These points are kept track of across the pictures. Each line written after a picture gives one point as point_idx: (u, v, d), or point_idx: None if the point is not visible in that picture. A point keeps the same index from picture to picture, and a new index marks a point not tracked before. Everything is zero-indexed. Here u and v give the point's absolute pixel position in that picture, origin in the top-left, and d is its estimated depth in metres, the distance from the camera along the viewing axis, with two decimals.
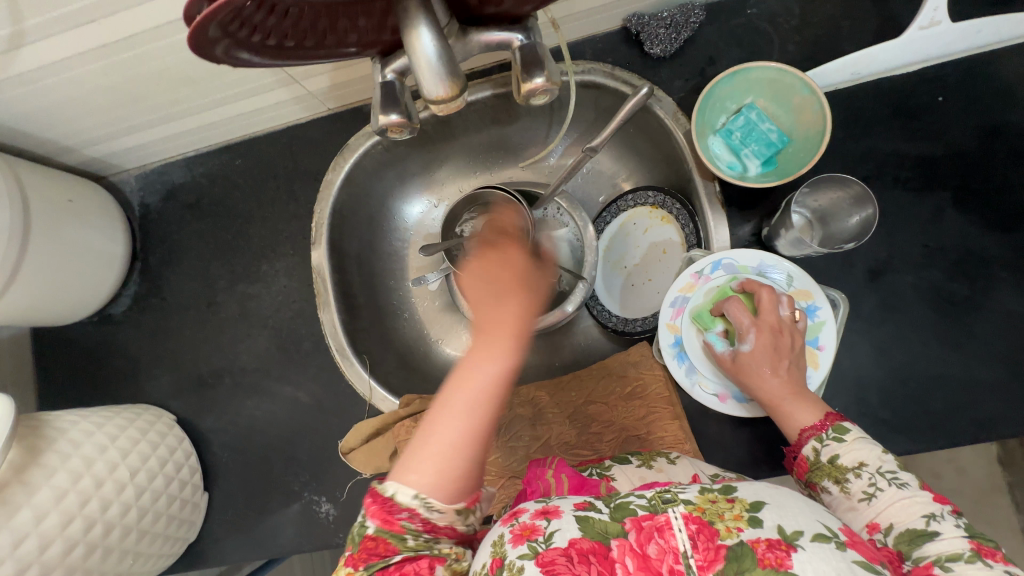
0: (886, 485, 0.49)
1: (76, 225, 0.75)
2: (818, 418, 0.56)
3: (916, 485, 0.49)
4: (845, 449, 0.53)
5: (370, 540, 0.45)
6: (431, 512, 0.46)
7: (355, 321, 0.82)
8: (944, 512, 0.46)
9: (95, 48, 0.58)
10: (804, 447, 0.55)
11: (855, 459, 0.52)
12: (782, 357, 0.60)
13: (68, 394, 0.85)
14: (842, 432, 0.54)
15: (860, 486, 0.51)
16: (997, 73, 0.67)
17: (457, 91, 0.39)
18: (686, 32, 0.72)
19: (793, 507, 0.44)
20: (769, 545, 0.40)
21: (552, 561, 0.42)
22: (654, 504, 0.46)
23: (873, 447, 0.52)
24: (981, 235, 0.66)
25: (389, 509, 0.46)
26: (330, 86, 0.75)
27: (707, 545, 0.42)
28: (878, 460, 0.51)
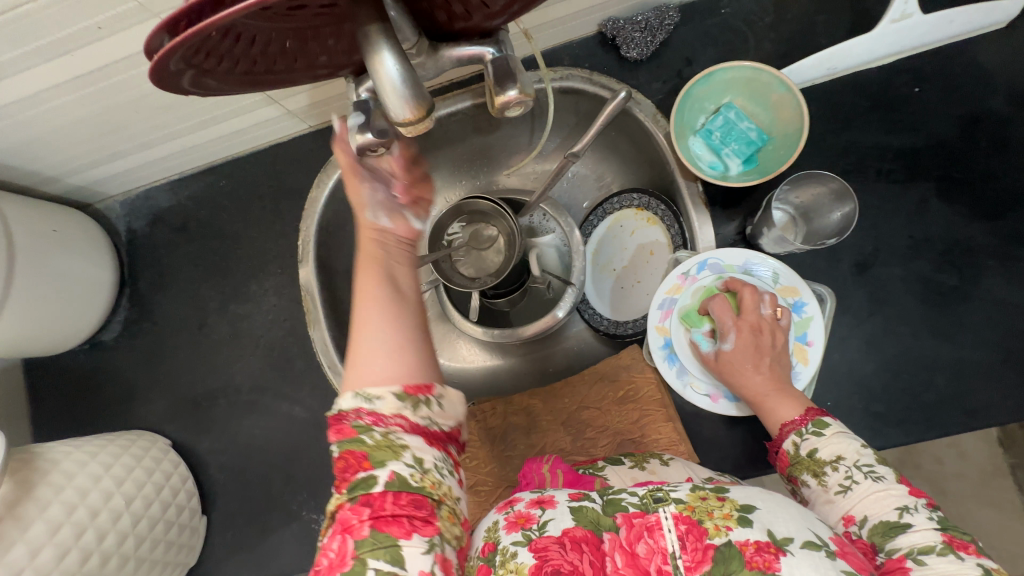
0: (862, 478, 0.49)
1: (61, 254, 0.75)
2: (800, 412, 0.56)
3: (892, 478, 0.48)
4: (823, 442, 0.52)
5: (339, 459, 0.43)
6: (372, 403, 0.43)
7: (346, 337, 0.82)
8: (917, 504, 0.46)
9: (70, 79, 0.58)
10: (784, 441, 0.55)
11: (833, 452, 0.51)
12: (765, 355, 0.60)
13: (62, 424, 0.85)
14: (823, 427, 0.53)
15: (836, 479, 0.50)
16: (973, 62, 0.68)
17: (423, 112, 0.39)
18: (662, 35, 0.72)
19: (784, 512, 0.43)
20: (758, 549, 0.40)
21: (545, 548, 0.43)
22: (645, 502, 0.46)
23: (852, 439, 0.52)
24: (966, 223, 0.66)
25: (341, 420, 0.44)
26: (310, 104, 0.75)
27: (696, 545, 0.42)
28: (855, 452, 0.50)
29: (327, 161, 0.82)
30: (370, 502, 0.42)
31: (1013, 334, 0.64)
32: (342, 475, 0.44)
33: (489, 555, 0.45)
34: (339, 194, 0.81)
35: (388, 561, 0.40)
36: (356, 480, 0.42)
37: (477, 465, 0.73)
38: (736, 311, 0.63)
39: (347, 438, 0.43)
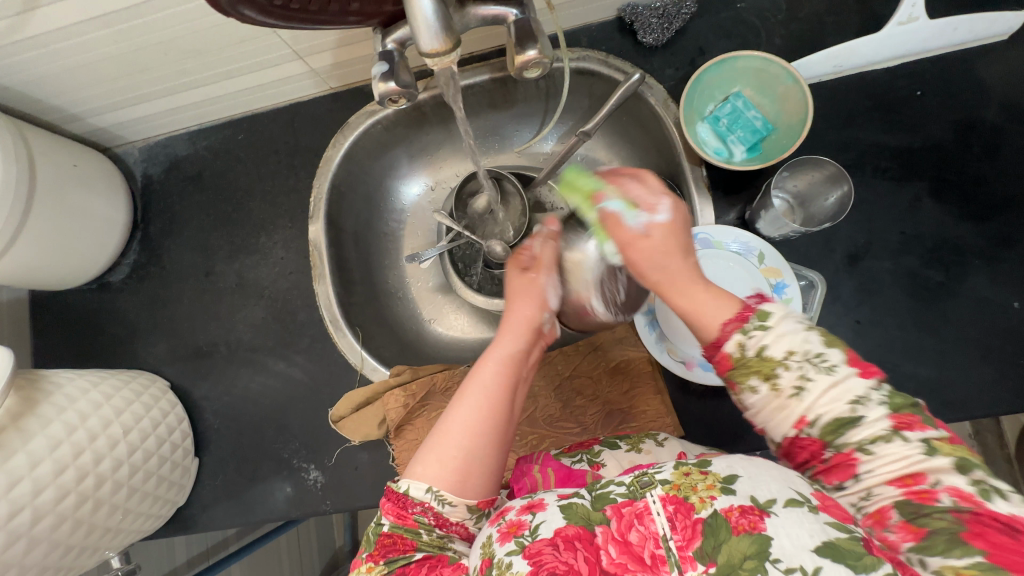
0: (815, 374, 0.44)
1: (79, 190, 0.76)
2: (734, 311, 0.48)
3: (842, 363, 0.44)
4: (771, 338, 0.45)
5: (388, 537, 0.51)
6: (443, 505, 0.51)
7: (350, 295, 0.84)
8: (869, 392, 0.43)
9: (108, 13, 0.60)
10: (726, 342, 0.47)
11: (783, 348, 0.45)
12: (687, 252, 0.55)
13: (64, 359, 0.87)
14: (767, 319, 0.46)
15: (789, 381, 0.44)
16: (974, 70, 0.70)
17: (451, 46, 0.42)
18: (677, 23, 0.75)
19: (763, 474, 0.43)
20: (743, 513, 0.40)
21: (539, 552, 0.44)
22: (632, 490, 0.46)
23: (796, 328, 0.46)
24: (957, 224, 0.68)
25: (404, 506, 0.52)
26: (333, 64, 0.77)
27: (685, 523, 0.42)
28: (804, 344, 0.45)
29: (344, 122, 0.84)
30: (409, 572, 0.49)
31: (994, 333, 0.66)
32: (384, 552, 0.51)
33: (487, 571, 0.46)
34: (353, 155, 0.84)
35: None
36: (399, 557, 0.50)
37: None
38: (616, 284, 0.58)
39: (406, 524, 0.51)
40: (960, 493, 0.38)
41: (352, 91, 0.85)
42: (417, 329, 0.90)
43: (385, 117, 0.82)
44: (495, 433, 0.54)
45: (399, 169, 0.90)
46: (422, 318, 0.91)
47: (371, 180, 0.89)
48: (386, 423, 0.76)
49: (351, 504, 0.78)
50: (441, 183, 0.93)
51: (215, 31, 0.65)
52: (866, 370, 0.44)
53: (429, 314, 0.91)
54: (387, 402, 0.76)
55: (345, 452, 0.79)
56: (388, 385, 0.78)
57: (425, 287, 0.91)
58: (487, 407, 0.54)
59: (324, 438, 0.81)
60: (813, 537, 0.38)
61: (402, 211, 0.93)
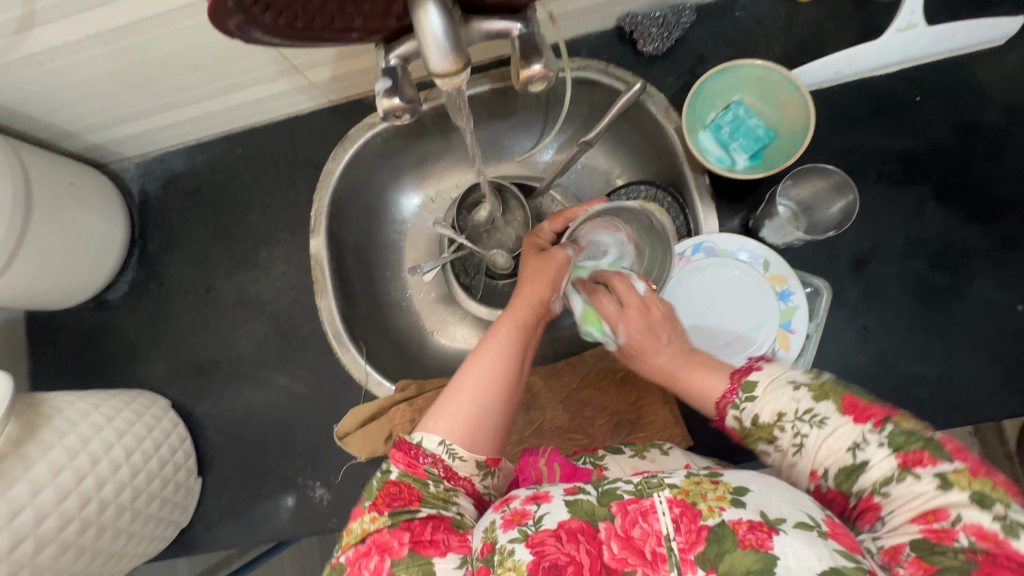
0: (808, 429, 0.47)
1: (76, 207, 0.75)
2: (728, 381, 0.53)
3: (835, 413, 0.46)
4: (760, 406, 0.50)
5: (394, 485, 0.52)
6: (453, 460, 0.53)
7: (352, 308, 0.84)
8: (863, 436, 0.44)
9: (105, 32, 0.60)
10: (726, 419, 0.53)
11: (773, 411, 0.49)
12: (660, 334, 0.63)
13: (62, 379, 0.85)
14: (753, 390, 0.51)
15: (788, 439, 0.48)
16: (972, 75, 0.71)
17: (461, 65, 0.42)
18: (677, 32, 0.75)
19: (777, 494, 0.44)
20: (751, 528, 0.41)
21: (541, 542, 0.44)
22: (640, 489, 0.46)
23: (782, 389, 0.50)
24: (960, 227, 0.69)
25: (415, 456, 0.53)
26: (332, 77, 0.76)
27: (690, 527, 0.43)
28: (793, 405, 0.48)
29: (343, 135, 0.84)
30: (412, 527, 0.49)
31: (1001, 335, 0.67)
32: (388, 501, 0.51)
33: (487, 555, 0.46)
34: (353, 167, 0.83)
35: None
36: (403, 509, 0.50)
37: None
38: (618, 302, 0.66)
39: (416, 472, 0.53)
40: (979, 531, 0.39)
41: (351, 103, 0.85)
42: (420, 341, 0.89)
43: (386, 129, 0.81)
44: (504, 392, 0.57)
45: (398, 180, 0.90)
46: (425, 330, 0.90)
47: (372, 192, 0.88)
48: (393, 438, 0.75)
49: None
50: (442, 194, 0.93)
51: (213, 47, 0.65)
52: (861, 414, 0.46)
53: (432, 325, 0.90)
54: (392, 417, 0.75)
55: (352, 468, 0.78)
56: (393, 400, 0.77)
57: (428, 299, 0.90)
58: (496, 371, 0.58)
59: (329, 453, 0.80)
60: (820, 560, 0.39)
61: (403, 223, 0.92)
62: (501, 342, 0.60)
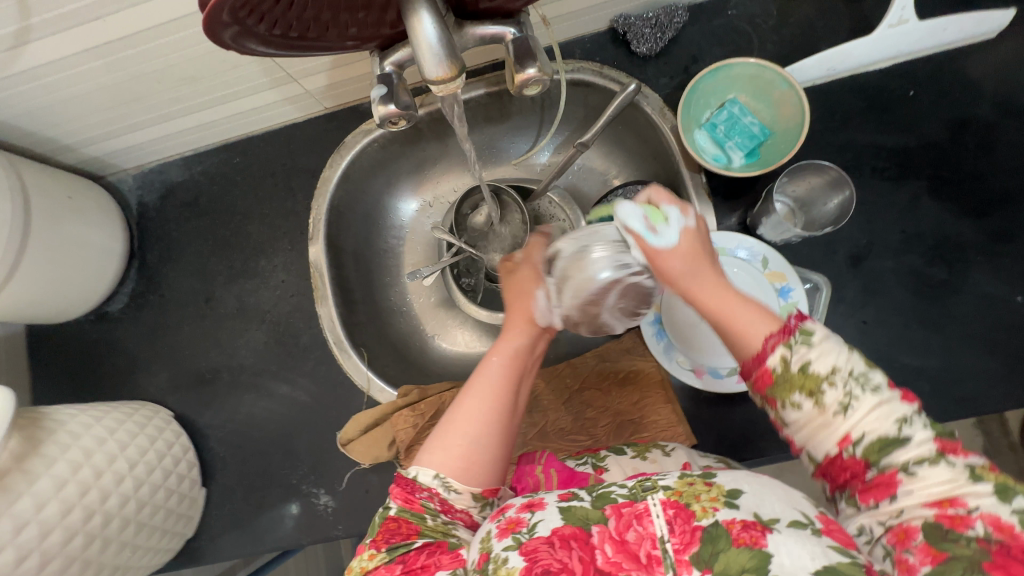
0: (861, 393, 0.43)
1: (75, 221, 0.75)
2: (781, 324, 0.46)
3: (886, 386, 0.44)
4: (816, 355, 0.45)
5: (393, 521, 0.52)
6: (449, 492, 0.53)
7: (352, 315, 0.84)
8: (913, 414, 0.43)
9: (100, 45, 0.60)
10: (769, 359, 0.46)
11: (828, 365, 0.44)
12: (707, 256, 0.53)
13: (63, 392, 0.85)
14: (812, 335, 0.45)
15: (834, 398, 0.44)
16: (964, 70, 0.71)
17: (457, 72, 0.42)
18: (671, 32, 0.75)
19: (771, 495, 0.44)
20: (744, 526, 0.41)
21: (535, 549, 0.44)
22: (634, 492, 0.46)
23: (840, 346, 0.45)
24: (956, 221, 0.69)
25: (411, 491, 0.54)
26: (327, 85, 0.77)
27: (684, 528, 0.42)
28: (850, 362, 0.44)
29: (340, 142, 0.84)
30: (407, 559, 0.49)
31: (999, 327, 0.67)
32: (387, 538, 0.51)
33: (483, 565, 0.45)
34: (350, 174, 0.83)
35: None
36: (400, 543, 0.50)
37: None
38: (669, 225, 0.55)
39: (413, 507, 0.53)
40: (996, 523, 0.39)
41: (346, 110, 0.85)
42: (421, 345, 0.89)
43: (382, 135, 0.82)
44: (499, 422, 0.55)
45: (395, 186, 0.90)
46: (426, 334, 0.90)
47: (369, 199, 0.88)
48: (396, 444, 0.75)
49: (362, 527, 0.77)
50: (439, 199, 0.93)
51: (208, 58, 0.65)
52: (907, 394, 0.44)
53: (433, 330, 0.90)
54: (396, 424, 0.75)
55: (355, 474, 0.78)
56: (396, 406, 0.77)
57: (427, 303, 0.91)
58: (493, 403, 0.56)
59: (332, 460, 0.80)
60: (813, 559, 0.39)
61: (401, 228, 0.92)
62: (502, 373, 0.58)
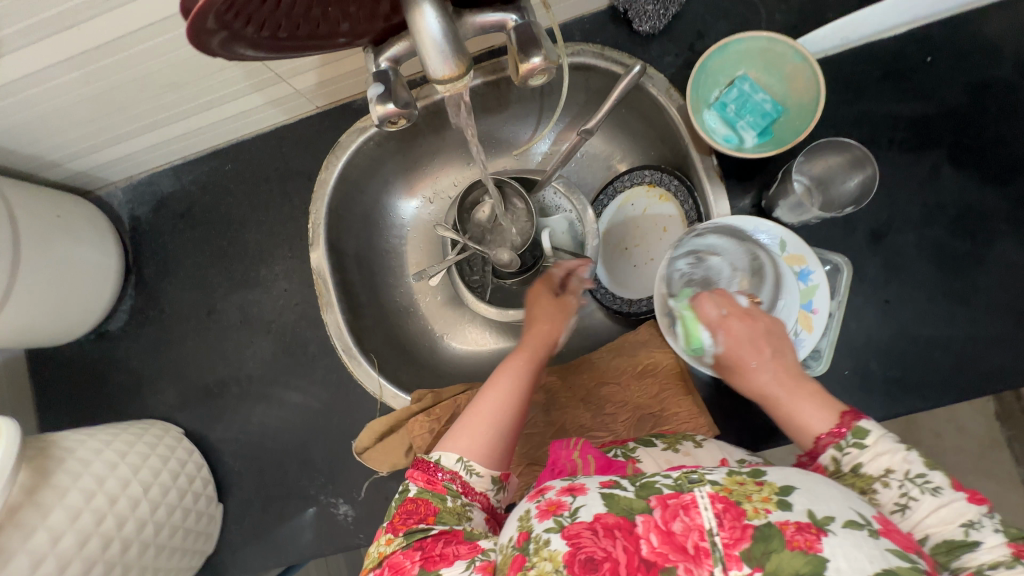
0: (918, 494, 0.44)
1: (66, 241, 0.73)
2: (835, 421, 0.48)
3: (948, 487, 0.44)
4: (867, 456, 0.46)
5: (412, 502, 0.52)
6: (471, 475, 0.54)
7: (358, 319, 0.81)
8: (981, 517, 0.42)
9: (76, 55, 0.56)
10: (820, 454, 0.49)
11: (882, 466, 0.46)
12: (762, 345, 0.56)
13: (69, 415, 0.84)
14: (864, 436, 0.47)
15: (889, 497, 0.45)
16: (982, 31, 0.68)
17: (463, 70, 0.39)
18: (673, 7, 0.71)
19: (825, 494, 0.43)
20: (798, 528, 0.39)
21: (577, 534, 0.43)
22: (679, 483, 0.45)
23: (897, 446, 0.46)
24: (979, 190, 0.66)
25: (434, 473, 0.54)
26: (317, 82, 0.73)
27: (733, 523, 0.41)
28: (905, 464, 0.45)
29: (334, 141, 0.81)
30: (424, 545, 0.49)
31: None
32: (404, 520, 0.52)
33: (522, 544, 0.45)
34: (347, 176, 0.80)
35: None
36: (417, 527, 0.50)
37: None
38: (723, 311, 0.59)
39: (433, 489, 0.53)
40: None
41: (339, 107, 0.81)
42: (431, 346, 0.88)
43: (379, 132, 0.78)
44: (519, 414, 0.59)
45: (395, 183, 0.87)
46: (436, 334, 0.88)
47: (369, 199, 0.85)
48: (413, 450, 0.73)
49: None
50: (439, 195, 0.90)
51: (192, 63, 0.62)
52: (976, 497, 0.43)
53: (441, 329, 0.88)
54: (412, 430, 0.73)
55: (374, 483, 0.77)
56: (410, 412, 0.75)
57: (435, 302, 0.89)
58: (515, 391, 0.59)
59: (348, 469, 0.78)
60: (872, 562, 0.37)
61: (402, 227, 0.90)
62: (515, 366, 0.62)
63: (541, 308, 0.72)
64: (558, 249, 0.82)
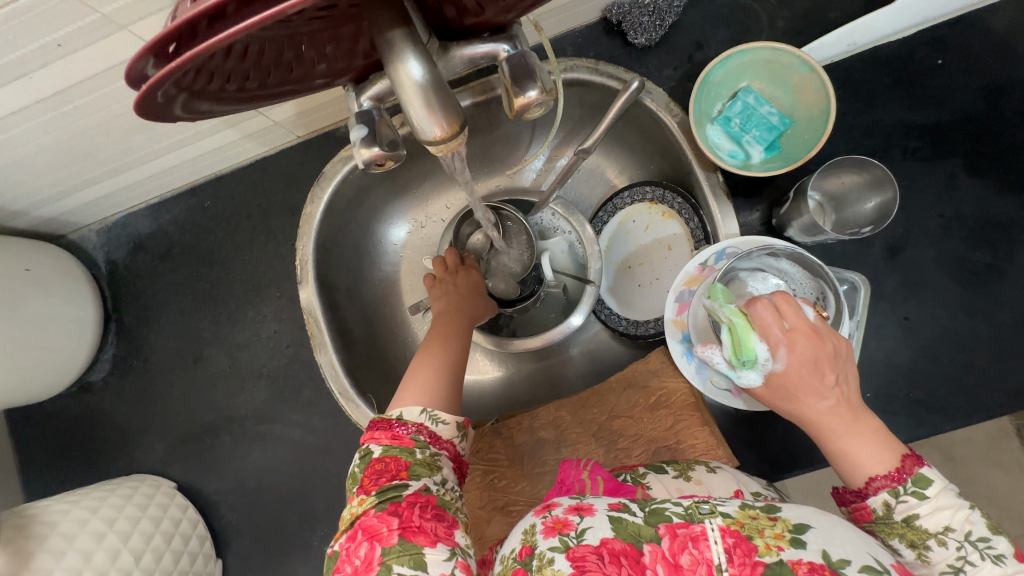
0: (978, 560, 0.40)
1: (36, 296, 0.68)
2: (895, 466, 0.42)
3: (1011, 555, 0.40)
4: (927, 509, 0.41)
5: (379, 462, 0.49)
6: (438, 424, 0.51)
7: (354, 358, 0.77)
8: None
9: (30, 105, 0.52)
10: (869, 498, 0.43)
11: (940, 523, 0.41)
12: (827, 370, 0.45)
13: (53, 474, 0.79)
14: (928, 489, 0.41)
15: (944, 558, 0.40)
16: (995, 30, 0.65)
17: (457, 127, 0.35)
18: (670, 18, 0.68)
19: (841, 535, 0.39)
20: (812, 570, 0.36)
21: (583, 557, 0.39)
22: (689, 512, 0.42)
23: (960, 502, 0.41)
24: (998, 198, 0.63)
25: (397, 429, 0.51)
26: (297, 113, 0.69)
27: (744, 560, 0.38)
28: (968, 525, 0.40)
29: (319, 172, 0.76)
30: (399, 510, 0.45)
31: None
32: (375, 480, 0.48)
33: (526, 559, 0.41)
34: (334, 207, 0.75)
35: (411, 567, 0.42)
36: (390, 485, 0.47)
37: (506, 485, 0.69)
38: (782, 323, 0.47)
39: (400, 443, 0.49)
40: None
41: (321, 136, 0.77)
42: None
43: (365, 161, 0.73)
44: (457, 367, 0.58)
45: (385, 211, 0.83)
46: None
47: (358, 230, 0.81)
48: None
49: None
50: (432, 219, 0.86)
51: None
52: None
53: None
54: None
55: None
56: None
57: None
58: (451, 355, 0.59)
59: None
60: None
61: (395, 256, 0.86)
62: (451, 335, 0.63)
63: (476, 284, 0.73)
64: (560, 273, 0.77)
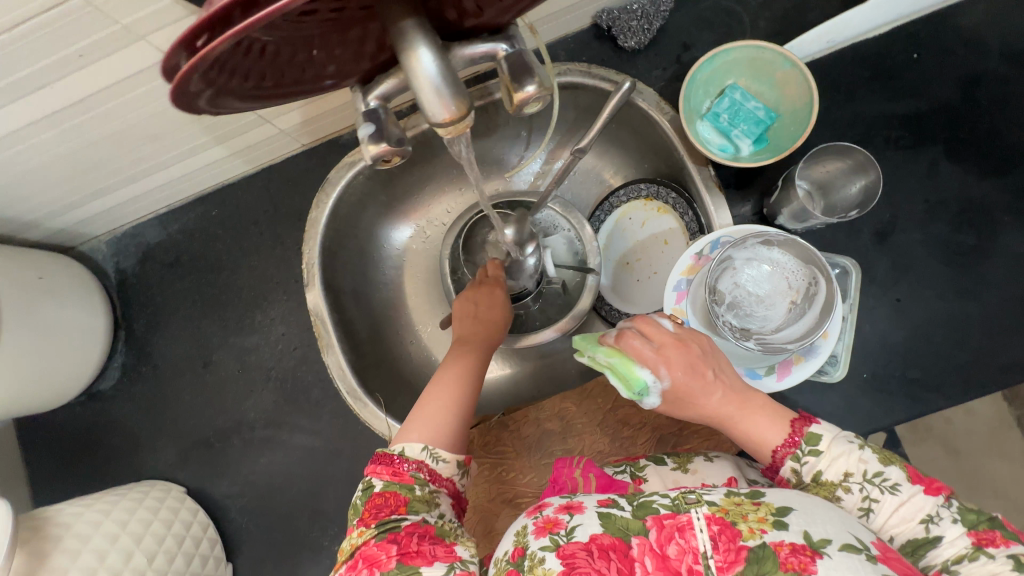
0: (879, 495, 0.43)
1: (49, 304, 0.70)
2: (788, 431, 0.48)
3: (905, 480, 0.43)
4: (824, 462, 0.46)
5: (379, 497, 0.50)
6: (437, 462, 0.52)
7: (361, 359, 0.78)
8: (938, 509, 0.42)
9: (50, 115, 0.54)
10: (782, 468, 0.48)
11: (839, 471, 0.45)
12: (704, 368, 0.51)
13: (62, 483, 0.80)
14: (817, 443, 0.46)
15: (854, 502, 0.44)
16: (966, 24, 0.68)
17: (464, 109, 0.37)
18: (658, 21, 0.72)
19: (822, 515, 0.40)
20: (793, 550, 0.37)
21: (572, 554, 0.40)
22: (676, 503, 0.43)
23: (850, 446, 0.46)
24: (978, 182, 0.66)
25: (398, 465, 0.52)
26: (303, 121, 0.71)
27: (728, 546, 0.39)
28: (861, 465, 0.45)
29: (323, 179, 0.79)
30: (398, 539, 0.46)
31: None
32: (375, 513, 0.49)
33: (518, 560, 0.42)
34: (339, 212, 0.77)
35: None
36: (390, 519, 0.48)
37: (515, 477, 0.71)
38: (649, 343, 0.52)
39: (400, 480, 0.51)
40: None
41: (325, 144, 0.80)
42: None
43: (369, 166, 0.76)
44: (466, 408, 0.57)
45: (388, 215, 0.85)
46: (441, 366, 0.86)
47: (362, 234, 0.83)
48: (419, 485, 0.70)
49: None
50: (433, 222, 0.88)
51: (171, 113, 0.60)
52: (931, 486, 0.43)
53: None
54: None
55: None
56: None
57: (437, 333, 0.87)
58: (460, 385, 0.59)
59: None
60: None
61: (399, 259, 0.88)
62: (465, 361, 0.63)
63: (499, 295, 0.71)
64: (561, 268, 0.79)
